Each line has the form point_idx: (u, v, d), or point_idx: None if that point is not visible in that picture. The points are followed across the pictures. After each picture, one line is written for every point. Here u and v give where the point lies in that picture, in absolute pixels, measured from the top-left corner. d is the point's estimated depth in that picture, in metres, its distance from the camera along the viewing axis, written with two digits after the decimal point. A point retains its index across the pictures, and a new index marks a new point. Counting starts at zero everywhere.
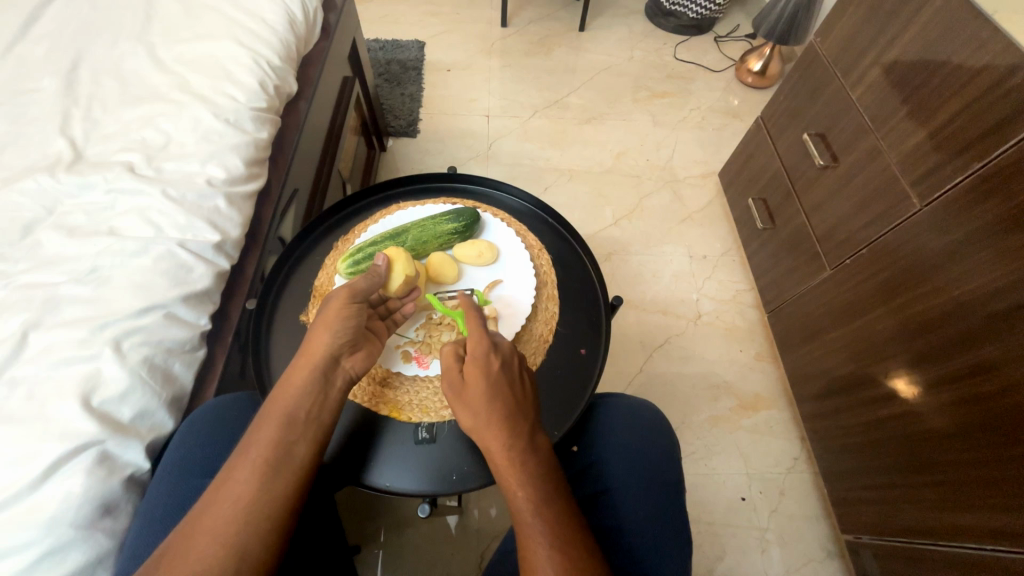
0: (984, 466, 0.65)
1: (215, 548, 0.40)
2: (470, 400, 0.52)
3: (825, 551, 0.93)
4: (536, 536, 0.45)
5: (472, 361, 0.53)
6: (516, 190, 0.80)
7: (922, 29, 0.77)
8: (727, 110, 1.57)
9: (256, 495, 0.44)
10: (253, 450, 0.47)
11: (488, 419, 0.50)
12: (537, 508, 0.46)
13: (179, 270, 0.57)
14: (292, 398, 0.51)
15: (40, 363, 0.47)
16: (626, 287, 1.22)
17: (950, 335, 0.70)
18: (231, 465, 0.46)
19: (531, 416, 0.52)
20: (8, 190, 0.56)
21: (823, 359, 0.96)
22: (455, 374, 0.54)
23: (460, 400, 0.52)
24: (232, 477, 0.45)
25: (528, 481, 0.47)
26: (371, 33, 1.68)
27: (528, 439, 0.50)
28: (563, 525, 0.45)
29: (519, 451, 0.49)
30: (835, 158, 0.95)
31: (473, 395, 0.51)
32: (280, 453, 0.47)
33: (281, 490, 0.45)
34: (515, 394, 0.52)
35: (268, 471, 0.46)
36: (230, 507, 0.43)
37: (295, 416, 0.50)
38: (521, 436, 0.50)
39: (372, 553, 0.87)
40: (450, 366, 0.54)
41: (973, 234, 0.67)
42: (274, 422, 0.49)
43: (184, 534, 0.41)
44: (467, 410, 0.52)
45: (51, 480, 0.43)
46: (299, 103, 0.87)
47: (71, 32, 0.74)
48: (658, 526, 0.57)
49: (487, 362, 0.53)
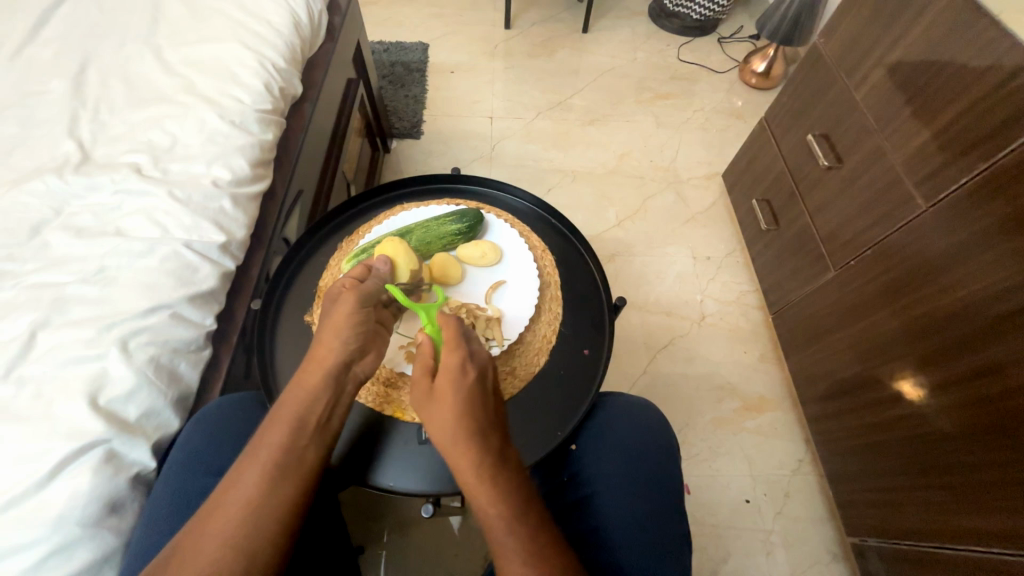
0: (991, 468, 0.65)
1: (222, 549, 0.41)
2: (439, 413, 0.50)
3: (831, 553, 0.93)
4: (509, 553, 0.43)
5: (445, 373, 0.51)
6: (520, 192, 0.80)
7: (927, 28, 0.77)
8: (731, 110, 1.57)
9: (265, 498, 0.44)
10: (264, 453, 0.47)
11: (459, 432, 0.48)
12: (510, 526, 0.45)
13: (184, 270, 0.57)
14: (304, 399, 0.51)
15: (47, 362, 0.48)
16: (629, 288, 1.22)
17: (955, 336, 0.70)
18: (240, 467, 0.46)
19: (502, 430, 0.51)
20: (17, 191, 0.57)
21: (828, 360, 0.96)
22: (426, 386, 0.52)
23: (429, 414, 0.51)
24: (241, 479, 0.45)
25: (501, 498, 0.46)
26: (375, 35, 1.69)
27: (501, 454, 0.49)
28: (538, 543, 0.44)
29: (490, 464, 0.48)
30: (840, 159, 0.94)
31: (444, 407, 0.50)
32: (292, 456, 0.47)
33: (291, 492, 0.45)
34: (486, 408, 0.51)
35: (277, 474, 0.46)
36: (240, 510, 0.43)
37: (306, 419, 0.50)
38: (493, 451, 0.48)
39: (376, 554, 0.88)
40: (420, 378, 0.52)
41: (978, 235, 0.67)
42: (284, 425, 0.49)
43: (192, 535, 0.41)
44: (436, 425, 0.50)
45: (58, 478, 0.44)
46: (304, 104, 0.87)
47: (79, 34, 0.74)
48: (655, 524, 0.57)
49: (462, 373, 0.51)
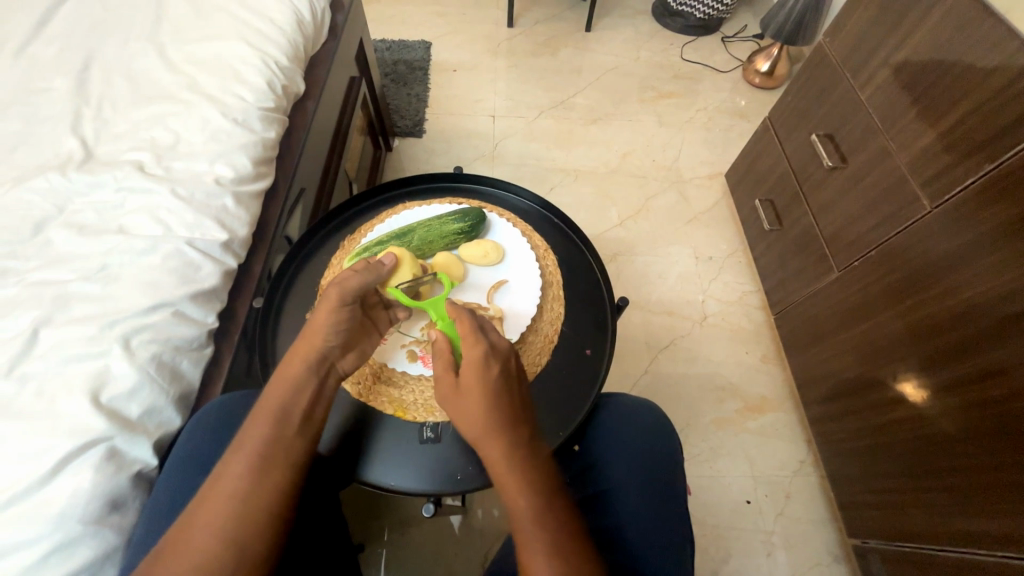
0: (993, 470, 0.64)
1: (212, 542, 0.41)
2: (467, 407, 0.50)
3: (832, 554, 0.93)
4: (539, 542, 0.43)
5: (468, 367, 0.51)
6: (523, 191, 0.80)
7: (934, 28, 0.77)
8: (734, 110, 1.57)
9: (250, 490, 0.44)
10: (246, 446, 0.47)
11: (489, 424, 0.49)
12: (537, 516, 0.45)
13: (186, 268, 0.57)
14: (285, 391, 0.51)
15: (50, 360, 0.48)
16: (631, 287, 1.22)
17: (959, 338, 0.69)
18: (225, 461, 0.46)
19: (529, 420, 0.52)
20: (19, 188, 0.57)
21: (830, 361, 0.95)
22: (450, 381, 0.52)
23: (457, 408, 0.51)
24: (226, 472, 0.45)
25: (530, 488, 0.46)
26: (377, 33, 1.69)
27: (528, 444, 0.49)
28: (563, 534, 0.45)
29: (518, 455, 0.48)
30: (844, 159, 0.94)
31: (472, 400, 0.50)
32: (274, 448, 0.47)
33: (275, 484, 0.45)
34: (512, 400, 0.51)
35: (262, 466, 0.46)
36: (226, 502, 0.43)
37: (288, 411, 0.50)
38: (521, 442, 0.49)
39: (377, 552, 0.88)
40: (445, 374, 0.52)
41: (984, 236, 0.66)
42: (265, 417, 0.49)
43: (182, 530, 0.42)
44: (465, 418, 0.50)
45: (61, 475, 0.44)
46: (306, 102, 0.87)
47: (82, 32, 0.74)
48: (647, 526, 0.57)
49: (486, 366, 0.51)
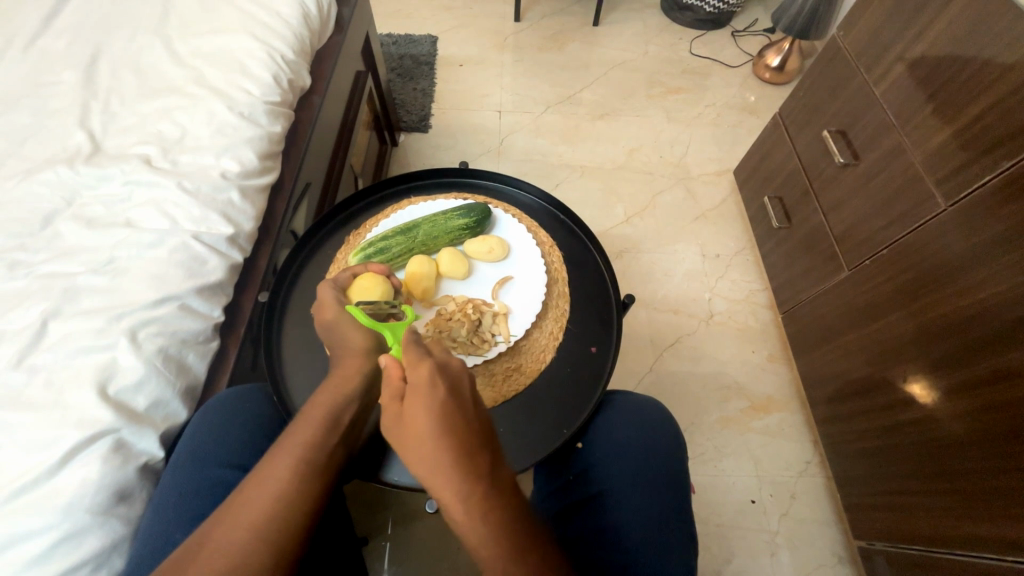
0: (1006, 474, 0.63)
1: (253, 542, 0.39)
2: (412, 439, 0.40)
3: (836, 556, 0.92)
4: None
5: (415, 392, 0.41)
6: (530, 187, 0.79)
7: (952, 22, 0.75)
8: (743, 106, 1.55)
9: (295, 492, 0.43)
10: (292, 449, 0.46)
11: (438, 462, 0.38)
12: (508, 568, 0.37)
13: (193, 261, 0.58)
14: (335, 402, 0.50)
15: (58, 351, 0.48)
16: (637, 285, 1.21)
17: (974, 339, 0.68)
18: (269, 461, 0.45)
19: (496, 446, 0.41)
20: (29, 181, 0.58)
21: (839, 361, 0.94)
22: (395, 410, 0.42)
23: (402, 443, 0.40)
24: (271, 471, 0.44)
25: (495, 540, 0.37)
26: (384, 27, 1.68)
27: (494, 479, 0.39)
28: None
29: (478, 496, 0.37)
30: (856, 157, 0.93)
31: (418, 429, 0.40)
32: (320, 453, 0.46)
33: (319, 488, 0.44)
34: (470, 427, 0.40)
35: (306, 472, 0.44)
36: (271, 501, 0.41)
37: (337, 420, 0.49)
38: (483, 477, 0.38)
39: (380, 545, 0.88)
40: (389, 403, 0.43)
41: (1002, 235, 0.65)
42: (313, 425, 0.48)
43: (219, 528, 0.40)
44: (412, 455, 0.39)
45: (69, 465, 0.44)
46: (313, 97, 0.86)
47: (91, 25, 0.75)
48: (647, 528, 0.56)
49: (435, 389, 0.41)
